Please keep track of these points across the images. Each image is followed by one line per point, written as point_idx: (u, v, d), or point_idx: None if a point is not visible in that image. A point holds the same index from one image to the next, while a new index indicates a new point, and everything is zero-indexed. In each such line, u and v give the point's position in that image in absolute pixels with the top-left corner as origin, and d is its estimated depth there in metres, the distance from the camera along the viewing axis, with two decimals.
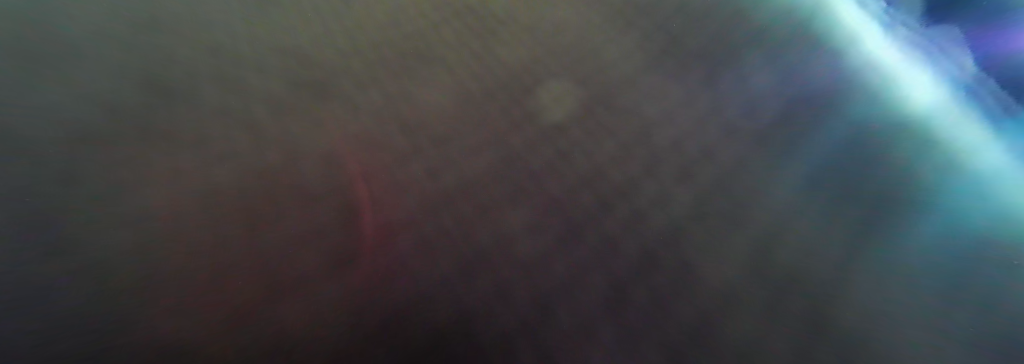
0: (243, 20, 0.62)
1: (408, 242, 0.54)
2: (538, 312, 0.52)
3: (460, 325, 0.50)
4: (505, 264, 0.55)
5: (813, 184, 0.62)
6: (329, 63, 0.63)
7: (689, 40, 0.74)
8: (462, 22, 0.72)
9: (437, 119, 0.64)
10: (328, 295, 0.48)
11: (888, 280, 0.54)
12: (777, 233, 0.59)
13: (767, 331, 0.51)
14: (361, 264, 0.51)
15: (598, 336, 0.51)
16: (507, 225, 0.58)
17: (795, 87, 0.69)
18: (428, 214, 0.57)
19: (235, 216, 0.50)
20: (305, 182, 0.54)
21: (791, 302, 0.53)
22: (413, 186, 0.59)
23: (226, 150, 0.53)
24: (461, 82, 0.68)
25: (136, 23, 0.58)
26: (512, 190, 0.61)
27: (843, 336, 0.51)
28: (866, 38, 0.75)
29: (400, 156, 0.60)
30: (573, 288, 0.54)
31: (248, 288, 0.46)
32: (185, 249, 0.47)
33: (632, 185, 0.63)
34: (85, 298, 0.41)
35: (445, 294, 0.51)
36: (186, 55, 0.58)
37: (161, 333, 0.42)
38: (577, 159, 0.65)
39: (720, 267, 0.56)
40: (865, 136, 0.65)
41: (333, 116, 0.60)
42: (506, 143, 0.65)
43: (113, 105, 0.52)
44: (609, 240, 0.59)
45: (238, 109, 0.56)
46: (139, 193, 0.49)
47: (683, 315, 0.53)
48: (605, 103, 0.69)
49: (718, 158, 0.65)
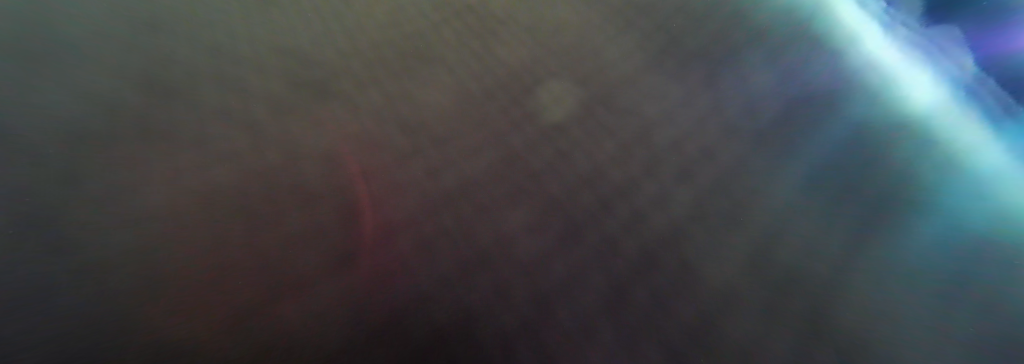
0: (245, 21, 0.63)
1: (408, 240, 0.52)
2: (540, 315, 0.49)
3: (461, 326, 0.47)
4: (505, 265, 0.52)
5: (814, 185, 0.61)
6: (329, 62, 0.63)
7: (690, 39, 0.73)
8: (461, 21, 0.72)
9: (436, 114, 0.63)
10: (327, 294, 0.47)
11: (888, 283, 0.52)
12: (777, 234, 0.57)
13: (769, 334, 0.49)
14: (361, 263, 0.49)
15: (598, 335, 0.48)
16: (506, 225, 0.56)
17: (792, 88, 0.69)
18: (429, 214, 0.55)
19: (235, 216, 0.49)
20: (304, 180, 0.53)
21: (790, 302, 0.51)
22: (413, 185, 0.57)
23: (225, 149, 0.53)
24: (461, 81, 0.66)
25: (138, 23, 0.58)
26: (512, 190, 0.59)
27: (846, 338, 0.49)
28: (864, 39, 0.74)
29: (400, 155, 0.59)
30: (574, 288, 0.51)
31: (247, 287, 0.46)
32: (186, 248, 0.47)
33: (633, 186, 0.61)
34: (82, 301, 0.41)
35: (446, 296, 0.49)
36: (189, 54, 0.58)
37: (161, 334, 0.42)
38: (578, 159, 0.63)
39: (720, 267, 0.53)
40: (862, 138, 0.64)
41: (332, 115, 0.59)
42: (507, 145, 0.63)
43: (114, 105, 0.52)
44: (610, 242, 0.56)
45: (238, 109, 0.56)
46: (139, 195, 0.48)
47: (683, 316, 0.50)
48: (606, 104, 0.67)
49: (719, 156, 0.63)
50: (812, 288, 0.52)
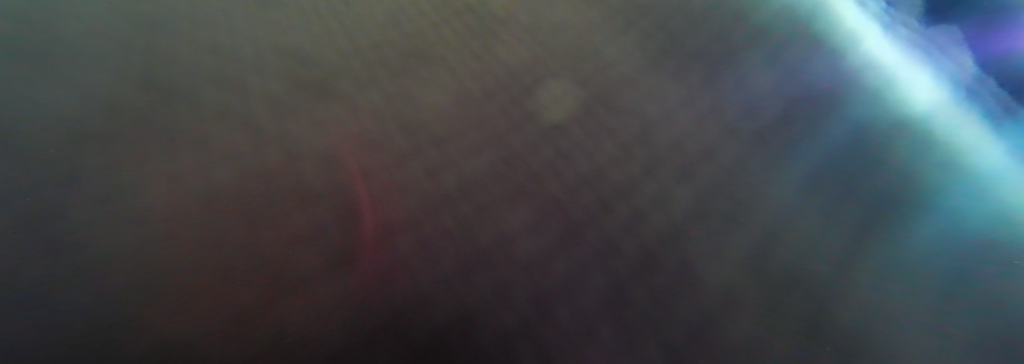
0: (246, 22, 0.64)
1: (408, 241, 0.53)
2: (540, 314, 0.49)
3: (461, 327, 0.47)
4: (505, 266, 0.53)
5: (813, 184, 0.61)
6: (329, 63, 0.64)
7: (690, 40, 0.74)
8: (461, 21, 0.72)
9: (437, 114, 0.64)
10: (327, 295, 0.47)
11: (886, 279, 0.53)
12: (774, 234, 0.57)
13: (770, 334, 0.49)
14: (362, 263, 0.50)
15: (597, 335, 0.49)
16: (507, 225, 0.56)
17: (792, 88, 0.69)
18: (428, 214, 0.56)
19: (236, 217, 0.50)
20: (307, 181, 0.54)
21: (789, 302, 0.51)
22: (413, 185, 0.58)
23: (227, 150, 0.54)
24: (461, 81, 0.67)
25: (139, 26, 0.60)
26: (512, 191, 0.59)
27: (844, 338, 0.49)
28: (864, 39, 0.74)
29: (400, 156, 0.59)
30: (573, 287, 0.52)
31: (248, 288, 0.46)
32: (185, 249, 0.47)
33: (632, 185, 0.62)
34: (85, 300, 0.42)
35: (447, 297, 0.49)
36: (191, 55, 0.60)
37: (163, 334, 0.42)
38: (577, 159, 0.64)
39: (718, 267, 0.54)
40: (861, 140, 0.65)
41: (333, 116, 0.59)
42: (507, 144, 0.63)
43: (115, 106, 0.54)
44: (610, 241, 0.56)
45: (239, 110, 0.57)
46: (139, 196, 0.49)
47: (682, 314, 0.50)
48: (605, 103, 0.68)
49: (719, 157, 0.64)
50: (812, 289, 0.52)
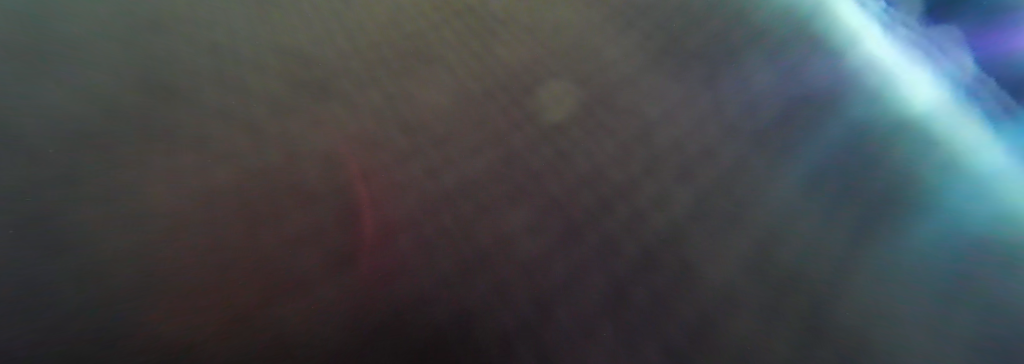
0: (245, 22, 0.64)
1: (408, 242, 0.53)
2: (540, 314, 0.49)
3: (461, 327, 0.47)
4: (506, 266, 0.52)
5: (812, 184, 0.61)
6: (329, 63, 0.63)
7: (690, 40, 0.74)
8: (461, 22, 0.72)
9: (437, 114, 0.63)
10: (327, 295, 0.47)
11: (886, 279, 0.53)
12: (774, 234, 0.57)
13: (770, 334, 0.49)
14: (362, 263, 0.49)
15: (597, 335, 0.48)
16: (506, 225, 0.56)
17: (792, 87, 0.69)
18: (428, 214, 0.56)
19: (236, 217, 0.50)
20: (306, 181, 0.54)
21: (788, 301, 0.51)
22: (413, 185, 0.57)
23: (226, 151, 0.54)
24: (461, 81, 0.67)
25: (138, 25, 0.60)
26: (512, 191, 0.59)
27: (843, 337, 0.49)
28: (863, 39, 0.75)
29: (400, 156, 0.59)
30: (573, 288, 0.52)
31: (248, 288, 0.46)
32: (183, 249, 0.47)
33: (632, 186, 0.62)
34: (82, 300, 0.41)
35: (448, 297, 0.49)
36: (190, 55, 0.60)
37: (159, 334, 0.41)
38: (577, 159, 0.64)
39: (718, 267, 0.54)
40: (860, 140, 0.65)
41: (333, 116, 0.59)
42: (507, 145, 0.63)
43: (114, 105, 0.54)
44: (610, 241, 0.56)
45: (238, 110, 0.57)
46: (137, 195, 0.49)
47: (682, 315, 0.50)
48: (605, 104, 0.68)
49: (719, 157, 0.64)
50: (810, 288, 0.52)
